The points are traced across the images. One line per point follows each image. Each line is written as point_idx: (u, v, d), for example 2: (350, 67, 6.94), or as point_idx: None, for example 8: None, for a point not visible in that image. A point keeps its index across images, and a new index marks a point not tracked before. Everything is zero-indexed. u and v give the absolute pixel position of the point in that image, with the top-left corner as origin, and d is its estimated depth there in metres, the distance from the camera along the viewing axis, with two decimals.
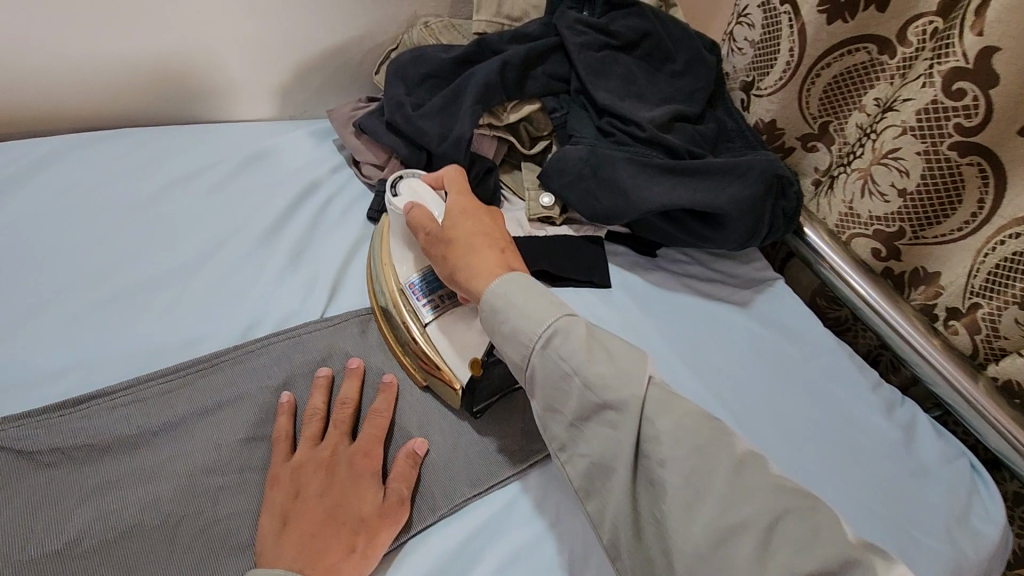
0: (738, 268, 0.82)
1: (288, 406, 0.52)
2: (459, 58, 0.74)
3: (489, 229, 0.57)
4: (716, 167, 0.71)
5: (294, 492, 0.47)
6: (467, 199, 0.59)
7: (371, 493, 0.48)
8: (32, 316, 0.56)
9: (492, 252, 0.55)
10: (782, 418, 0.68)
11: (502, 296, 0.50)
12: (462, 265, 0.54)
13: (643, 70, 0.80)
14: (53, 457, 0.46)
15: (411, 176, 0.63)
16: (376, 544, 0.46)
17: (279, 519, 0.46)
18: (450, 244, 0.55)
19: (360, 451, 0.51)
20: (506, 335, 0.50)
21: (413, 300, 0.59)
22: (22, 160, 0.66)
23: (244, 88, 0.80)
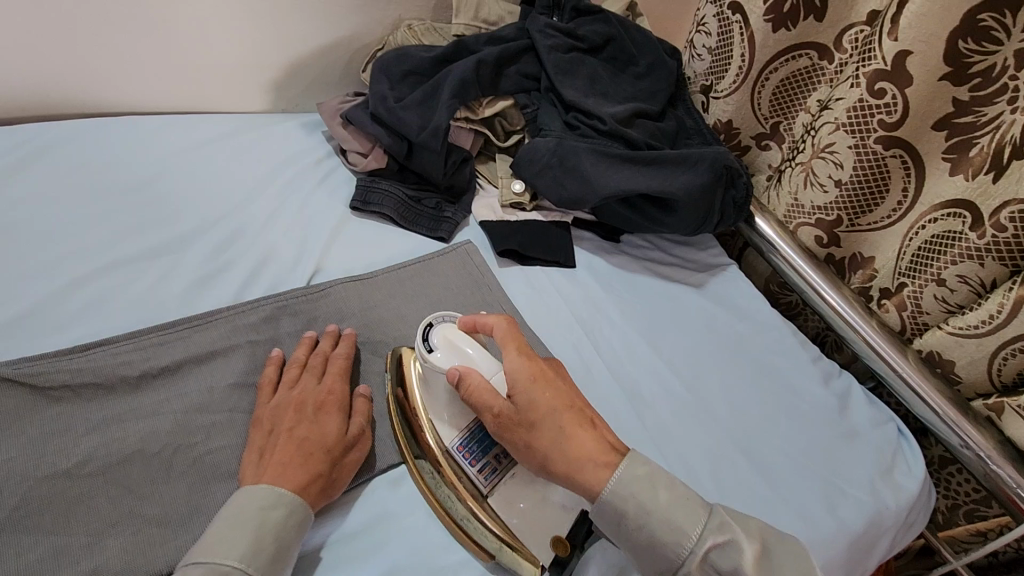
0: (694, 254, 0.89)
1: (277, 360, 0.58)
2: (439, 57, 0.82)
3: (564, 396, 0.53)
4: (670, 158, 0.78)
5: (270, 427, 0.53)
6: (529, 358, 0.54)
7: (337, 427, 0.54)
8: (41, 278, 0.62)
9: (597, 433, 0.52)
10: (728, 385, 0.74)
11: (622, 494, 0.48)
12: (558, 461, 0.50)
13: (609, 71, 0.87)
14: (63, 392, 0.51)
15: (444, 321, 0.58)
16: (340, 474, 0.52)
17: (257, 451, 0.51)
18: (535, 426, 0.51)
19: (329, 391, 0.56)
20: (608, 499, 0.48)
21: (465, 466, 0.54)
22: (33, 141, 0.72)
23: (240, 81, 0.86)
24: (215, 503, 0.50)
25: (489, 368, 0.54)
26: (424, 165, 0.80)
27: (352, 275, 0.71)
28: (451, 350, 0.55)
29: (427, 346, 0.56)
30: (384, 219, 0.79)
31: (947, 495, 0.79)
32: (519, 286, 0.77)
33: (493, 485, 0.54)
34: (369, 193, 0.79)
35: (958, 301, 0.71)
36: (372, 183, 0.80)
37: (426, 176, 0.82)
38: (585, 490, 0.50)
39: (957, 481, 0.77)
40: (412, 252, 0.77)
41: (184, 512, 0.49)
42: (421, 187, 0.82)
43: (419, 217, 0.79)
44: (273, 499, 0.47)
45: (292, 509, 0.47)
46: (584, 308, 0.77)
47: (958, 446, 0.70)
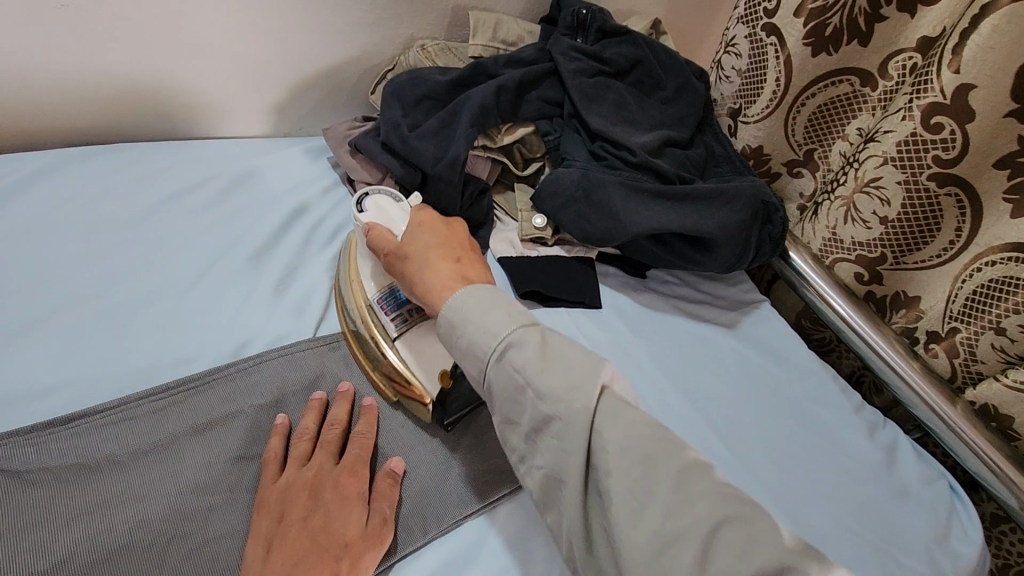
0: (725, 290, 0.83)
1: (283, 429, 0.52)
2: (455, 81, 0.76)
3: (443, 240, 0.59)
4: (705, 193, 0.73)
5: (279, 514, 0.47)
6: (426, 214, 0.61)
7: (356, 514, 0.48)
8: (22, 332, 0.56)
9: (458, 271, 0.55)
10: (769, 440, 0.69)
11: (459, 307, 0.51)
12: (420, 279, 0.55)
13: (635, 95, 0.81)
14: (42, 474, 0.45)
15: (378, 192, 0.66)
16: (361, 564, 0.46)
17: (264, 544, 0.46)
18: (408, 260, 0.57)
19: (346, 470, 0.50)
20: (461, 350, 0.50)
21: (380, 315, 0.59)
22: (15, 172, 0.66)
23: (239, 105, 0.80)
24: None
25: (401, 227, 0.62)
26: (439, 197, 0.74)
27: None
28: (376, 216, 0.63)
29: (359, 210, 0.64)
30: None
31: (998, 554, 0.74)
32: None
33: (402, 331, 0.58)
34: None
35: (1019, 352, 0.65)
36: None
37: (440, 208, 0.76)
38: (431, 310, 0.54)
39: (1010, 540, 0.72)
40: None
41: None
42: None
43: None
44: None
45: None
46: (612, 354, 0.72)
47: (1017, 509, 0.65)
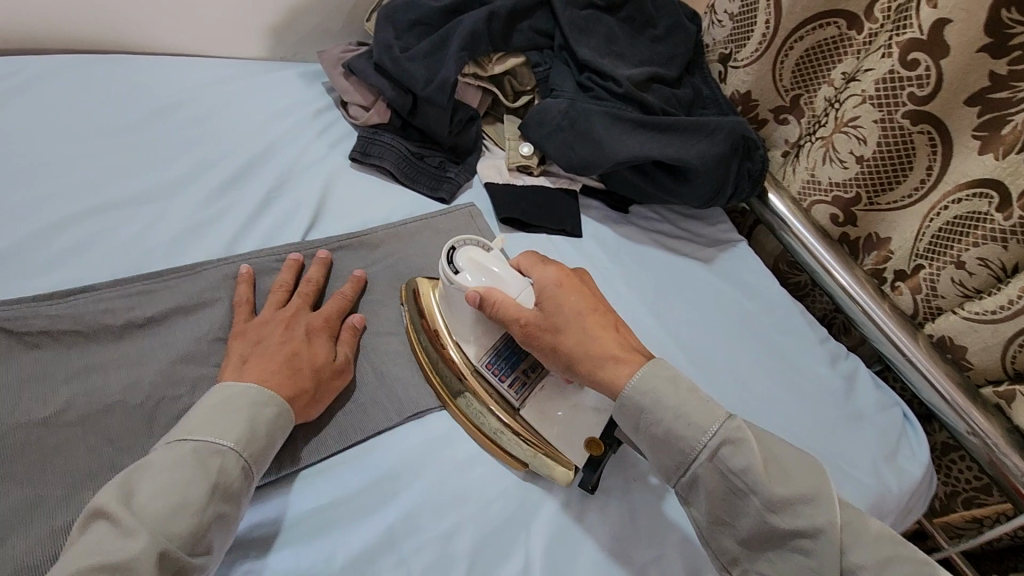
0: (705, 229, 0.86)
1: (247, 276, 0.56)
2: (448, 7, 0.77)
3: (590, 302, 0.55)
4: (688, 125, 0.75)
5: (256, 339, 0.52)
6: (558, 271, 0.57)
7: (326, 350, 0.54)
8: (21, 219, 0.57)
9: (612, 352, 0.52)
10: (736, 365, 0.72)
11: (641, 389, 0.50)
12: (581, 355, 0.52)
13: (626, 32, 0.83)
14: (42, 338, 0.48)
15: (466, 243, 0.59)
16: (323, 392, 0.52)
17: (239, 357, 0.50)
18: (559, 335, 0.53)
19: (320, 317, 0.56)
20: (655, 438, 0.49)
21: (495, 382, 0.56)
22: (17, 77, 0.67)
23: (235, 27, 0.81)
24: None
25: (519, 288, 0.56)
26: (429, 121, 0.76)
27: (351, 232, 0.68)
28: (483, 272, 0.56)
29: (452, 267, 0.56)
30: (384, 174, 0.76)
31: (947, 482, 0.78)
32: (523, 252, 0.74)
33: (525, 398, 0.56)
34: (371, 144, 0.75)
35: (977, 285, 0.68)
36: (374, 136, 0.76)
37: (429, 134, 0.78)
38: (604, 386, 0.51)
39: (958, 468, 0.76)
40: (410, 209, 0.73)
41: None
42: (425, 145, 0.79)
43: (420, 174, 0.76)
44: (260, 396, 0.46)
45: (280, 409, 0.47)
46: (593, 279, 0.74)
47: (964, 433, 0.68)
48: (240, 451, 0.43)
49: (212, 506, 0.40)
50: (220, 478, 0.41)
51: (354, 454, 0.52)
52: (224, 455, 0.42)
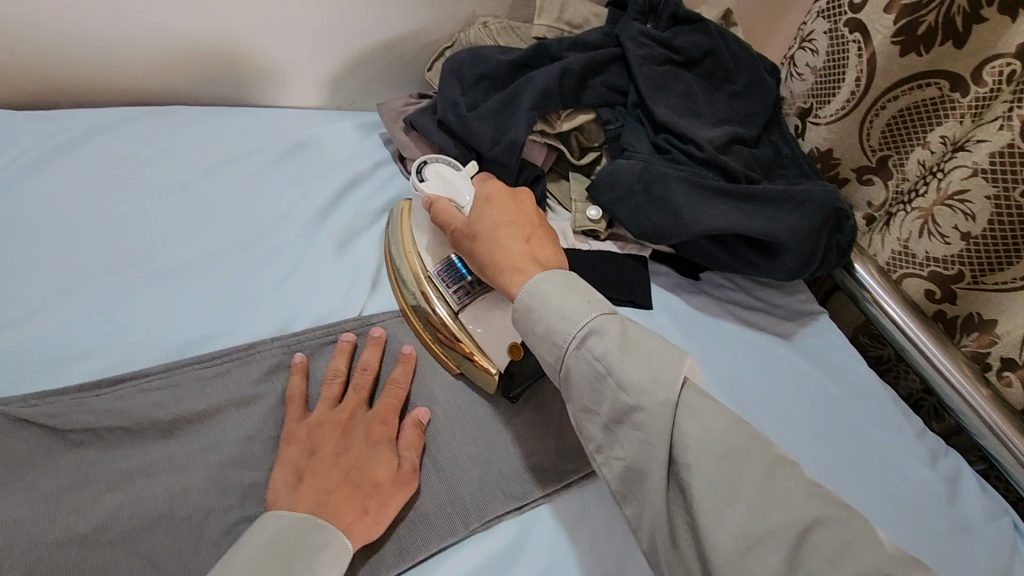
0: (782, 298, 0.79)
1: (303, 366, 0.52)
2: (518, 61, 0.73)
3: (518, 213, 0.57)
4: (775, 195, 0.69)
5: (312, 447, 0.48)
6: (495, 185, 0.59)
7: (387, 461, 0.48)
8: (72, 289, 0.54)
9: (518, 258, 0.53)
10: (826, 461, 0.65)
11: (533, 293, 0.50)
12: (489, 258, 0.54)
13: (704, 88, 0.77)
14: (87, 436, 0.44)
15: (436, 161, 0.64)
16: (388, 509, 0.46)
17: (293, 472, 0.46)
18: (476, 240, 0.56)
19: (378, 418, 0.51)
20: (537, 335, 0.49)
21: (442, 288, 0.59)
22: (78, 131, 0.65)
23: (294, 74, 0.78)
24: None
25: (464, 198, 0.60)
26: None
27: None
28: (438, 186, 0.61)
29: (418, 177, 0.62)
30: None
31: None
32: None
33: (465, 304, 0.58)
34: None
35: None
36: None
37: None
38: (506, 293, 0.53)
39: None
40: None
41: None
42: None
43: None
44: (318, 528, 0.43)
45: (337, 544, 0.43)
46: None
47: None
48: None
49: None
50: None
51: (417, 571, 0.47)
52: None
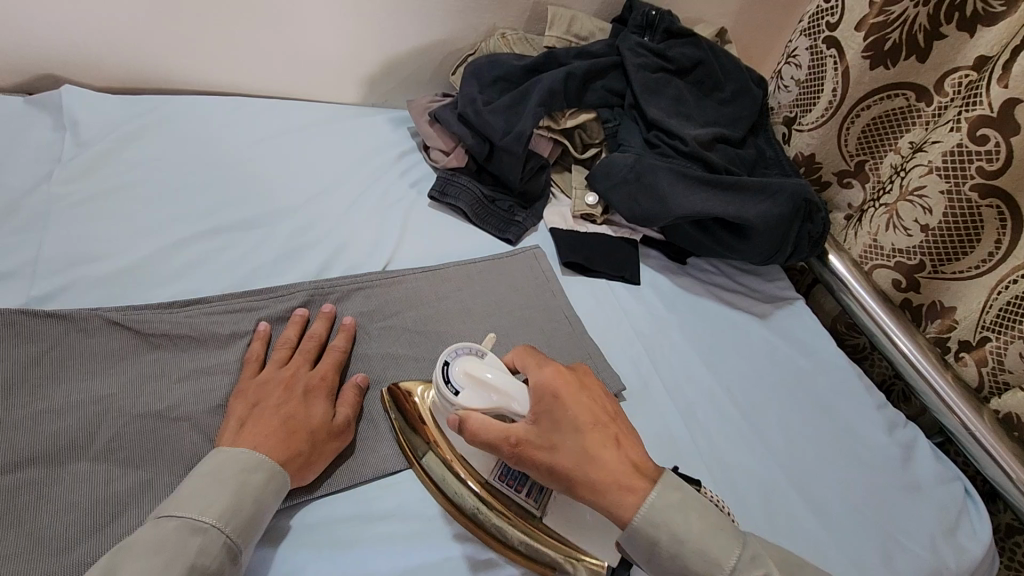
0: (761, 284, 0.88)
1: (263, 334, 0.58)
2: (529, 67, 0.84)
3: (594, 412, 0.50)
4: (751, 185, 0.78)
5: (255, 400, 0.53)
6: (551, 373, 0.51)
7: (322, 410, 0.53)
8: (147, 235, 0.65)
9: (608, 471, 0.47)
10: (789, 421, 0.72)
11: (655, 517, 0.46)
12: (583, 474, 0.48)
13: (695, 94, 0.87)
14: (162, 340, 0.55)
15: (461, 354, 0.54)
16: (320, 454, 0.52)
17: (238, 420, 0.51)
18: (556, 461, 0.48)
19: (318, 376, 0.56)
20: (659, 544, 0.46)
21: (510, 494, 0.52)
22: (153, 112, 0.76)
23: (336, 76, 0.90)
24: None
25: (518, 394, 0.50)
26: (503, 168, 0.82)
27: (427, 265, 0.74)
28: (480, 393, 0.51)
29: (452, 389, 0.52)
30: (457, 213, 0.82)
31: (1010, 565, 0.76)
32: (582, 296, 0.78)
33: (544, 506, 0.52)
34: (448, 184, 0.82)
35: None
36: (452, 177, 0.83)
37: (502, 180, 0.84)
38: (607, 511, 0.47)
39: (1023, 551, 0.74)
40: (480, 249, 0.79)
41: None
42: (496, 190, 0.84)
43: (491, 216, 0.82)
44: (252, 460, 0.47)
45: (272, 475, 0.47)
46: (649, 326, 0.77)
47: None
48: (222, 528, 0.43)
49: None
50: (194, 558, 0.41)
51: (419, 471, 0.56)
52: (205, 533, 0.43)
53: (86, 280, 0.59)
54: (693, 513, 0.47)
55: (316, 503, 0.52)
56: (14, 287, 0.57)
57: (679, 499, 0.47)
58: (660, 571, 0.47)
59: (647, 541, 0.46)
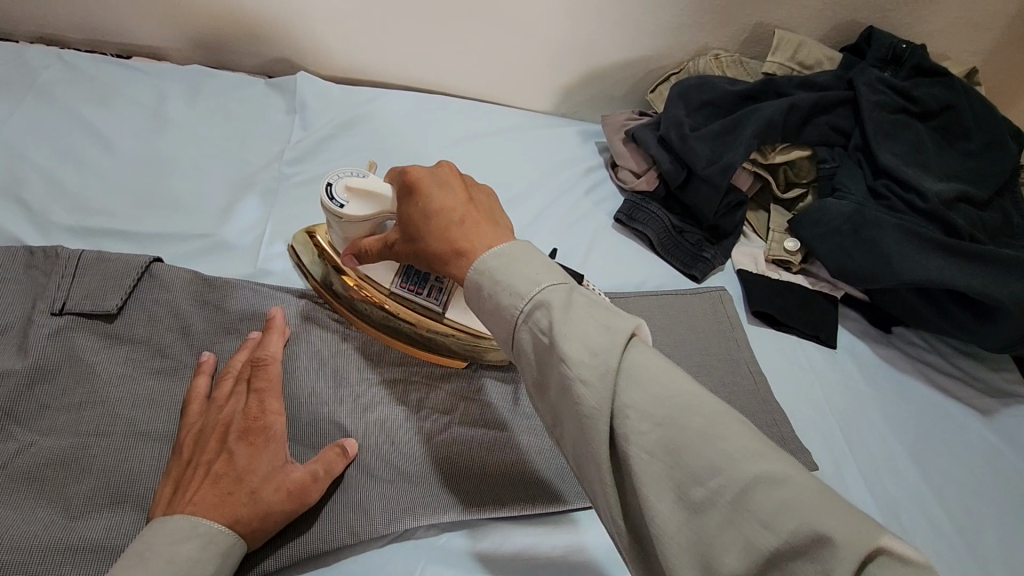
0: (984, 372, 0.74)
1: (207, 366, 0.49)
2: (744, 93, 0.78)
3: (465, 196, 0.46)
4: (1005, 258, 0.67)
5: (190, 455, 0.44)
6: (414, 169, 0.48)
7: (267, 460, 0.44)
8: None
9: (454, 237, 0.44)
10: (1015, 552, 0.61)
11: (483, 264, 0.42)
12: (435, 239, 0.45)
13: (935, 143, 0.76)
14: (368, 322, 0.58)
15: (342, 176, 0.53)
16: (268, 518, 0.42)
17: (173, 485, 0.43)
18: (421, 244, 0.46)
19: (247, 414, 0.46)
20: (489, 311, 0.42)
21: (411, 296, 0.55)
22: (368, 102, 0.80)
23: (533, 83, 0.89)
24: (432, 510, 0.49)
25: (389, 194, 0.50)
26: (699, 199, 0.76)
27: (606, 286, 0.72)
28: (365, 203, 0.51)
29: (336, 203, 0.51)
30: (642, 240, 0.78)
31: None
32: (768, 350, 0.71)
33: (444, 302, 0.55)
34: (638, 209, 0.77)
35: None
36: (641, 202, 0.78)
37: (694, 211, 0.78)
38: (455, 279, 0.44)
39: None
40: (662, 283, 0.74)
41: (409, 504, 0.48)
42: (686, 221, 0.78)
43: (677, 248, 0.76)
44: (187, 530, 0.40)
45: (215, 542, 0.40)
46: (844, 400, 0.68)
47: None
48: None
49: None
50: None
51: (591, 513, 0.52)
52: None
53: None
54: (543, 265, 0.41)
55: (485, 527, 0.50)
56: (241, 258, 0.61)
57: (522, 254, 0.42)
58: (493, 321, 0.42)
59: (480, 292, 0.42)
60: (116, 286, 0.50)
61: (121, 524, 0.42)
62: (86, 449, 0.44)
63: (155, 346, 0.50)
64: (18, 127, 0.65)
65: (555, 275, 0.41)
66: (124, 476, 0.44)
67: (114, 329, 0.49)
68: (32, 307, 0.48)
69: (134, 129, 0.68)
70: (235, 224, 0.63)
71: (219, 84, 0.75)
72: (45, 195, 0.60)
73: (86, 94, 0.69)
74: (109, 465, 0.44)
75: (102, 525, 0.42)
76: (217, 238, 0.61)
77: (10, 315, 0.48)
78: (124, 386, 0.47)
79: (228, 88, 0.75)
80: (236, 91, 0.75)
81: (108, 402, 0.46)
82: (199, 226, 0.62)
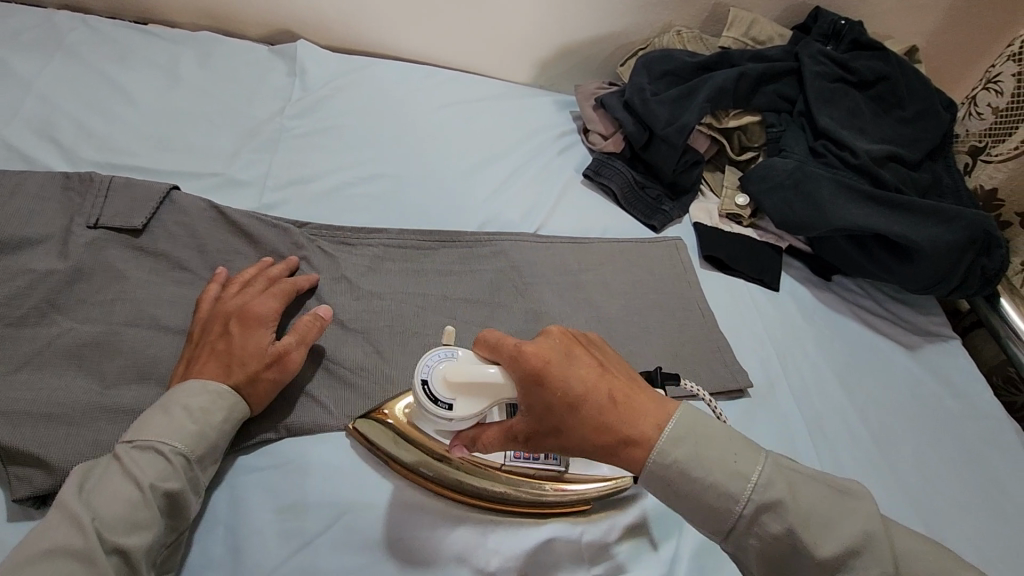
0: (913, 315, 0.83)
1: (220, 277, 0.57)
2: (701, 64, 0.86)
3: (597, 372, 0.47)
4: (924, 207, 0.75)
5: (199, 337, 0.53)
6: (523, 360, 0.46)
7: (257, 339, 0.52)
8: (347, 168, 0.76)
9: (613, 429, 0.45)
10: (926, 462, 0.70)
11: (662, 459, 0.45)
12: (587, 435, 0.46)
13: (871, 109, 0.85)
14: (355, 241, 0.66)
15: (432, 361, 0.50)
16: (256, 386, 0.50)
17: (184, 360, 0.51)
18: (563, 434, 0.46)
19: (246, 306, 0.54)
20: (672, 486, 0.46)
21: (527, 464, 0.54)
22: (362, 68, 0.88)
23: (514, 57, 0.97)
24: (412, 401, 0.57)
25: (505, 383, 0.47)
26: (659, 157, 0.84)
27: (573, 232, 0.80)
28: (470, 397, 0.48)
29: (440, 405, 0.48)
30: (607, 195, 0.86)
31: None
32: (717, 290, 0.79)
33: (566, 462, 0.55)
34: (604, 165, 0.86)
35: None
36: (608, 160, 0.86)
37: (655, 169, 0.86)
38: (626, 467, 0.47)
39: None
40: (624, 232, 0.83)
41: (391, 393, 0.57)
42: (648, 178, 0.87)
43: (638, 202, 0.85)
44: (194, 388, 0.48)
45: (219, 398, 0.48)
46: (782, 332, 0.77)
47: None
48: (186, 457, 0.46)
49: (161, 515, 0.44)
50: (158, 483, 0.44)
51: None
52: (166, 459, 0.45)
53: (300, 199, 0.71)
54: (719, 451, 0.46)
55: None
56: (248, 195, 0.69)
57: (698, 434, 0.46)
58: (682, 502, 0.46)
59: (667, 482, 0.46)
60: (141, 207, 0.58)
61: (146, 395, 0.50)
62: (115, 333, 0.52)
63: (174, 259, 0.58)
64: (50, 80, 0.73)
65: (708, 443, 0.46)
66: (148, 357, 0.52)
67: (138, 243, 0.57)
68: (70, 222, 0.56)
69: (151, 84, 0.76)
70: (243, 166, 0.71)
71: (229, 49, 0.83)
72: (74, 136, 0.68)
73: (109, 54, 0.78)
74: (135, 348, 0.52)
75: (130, 394, 0.50)
76: (227, 178, 0.69)
77: (50, 226, 0.56)
78: (148, 288, 0.55)
79: (236, 53, 0.83)
80: (243, 55, 0.83)
81: (135, 300, 0.54)
82: (211, 167, 0.70)
